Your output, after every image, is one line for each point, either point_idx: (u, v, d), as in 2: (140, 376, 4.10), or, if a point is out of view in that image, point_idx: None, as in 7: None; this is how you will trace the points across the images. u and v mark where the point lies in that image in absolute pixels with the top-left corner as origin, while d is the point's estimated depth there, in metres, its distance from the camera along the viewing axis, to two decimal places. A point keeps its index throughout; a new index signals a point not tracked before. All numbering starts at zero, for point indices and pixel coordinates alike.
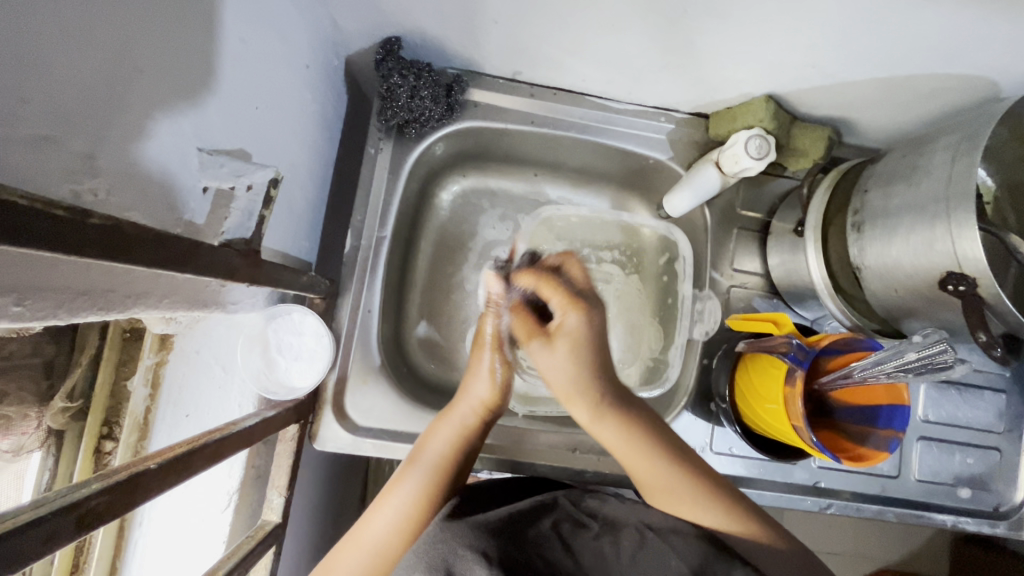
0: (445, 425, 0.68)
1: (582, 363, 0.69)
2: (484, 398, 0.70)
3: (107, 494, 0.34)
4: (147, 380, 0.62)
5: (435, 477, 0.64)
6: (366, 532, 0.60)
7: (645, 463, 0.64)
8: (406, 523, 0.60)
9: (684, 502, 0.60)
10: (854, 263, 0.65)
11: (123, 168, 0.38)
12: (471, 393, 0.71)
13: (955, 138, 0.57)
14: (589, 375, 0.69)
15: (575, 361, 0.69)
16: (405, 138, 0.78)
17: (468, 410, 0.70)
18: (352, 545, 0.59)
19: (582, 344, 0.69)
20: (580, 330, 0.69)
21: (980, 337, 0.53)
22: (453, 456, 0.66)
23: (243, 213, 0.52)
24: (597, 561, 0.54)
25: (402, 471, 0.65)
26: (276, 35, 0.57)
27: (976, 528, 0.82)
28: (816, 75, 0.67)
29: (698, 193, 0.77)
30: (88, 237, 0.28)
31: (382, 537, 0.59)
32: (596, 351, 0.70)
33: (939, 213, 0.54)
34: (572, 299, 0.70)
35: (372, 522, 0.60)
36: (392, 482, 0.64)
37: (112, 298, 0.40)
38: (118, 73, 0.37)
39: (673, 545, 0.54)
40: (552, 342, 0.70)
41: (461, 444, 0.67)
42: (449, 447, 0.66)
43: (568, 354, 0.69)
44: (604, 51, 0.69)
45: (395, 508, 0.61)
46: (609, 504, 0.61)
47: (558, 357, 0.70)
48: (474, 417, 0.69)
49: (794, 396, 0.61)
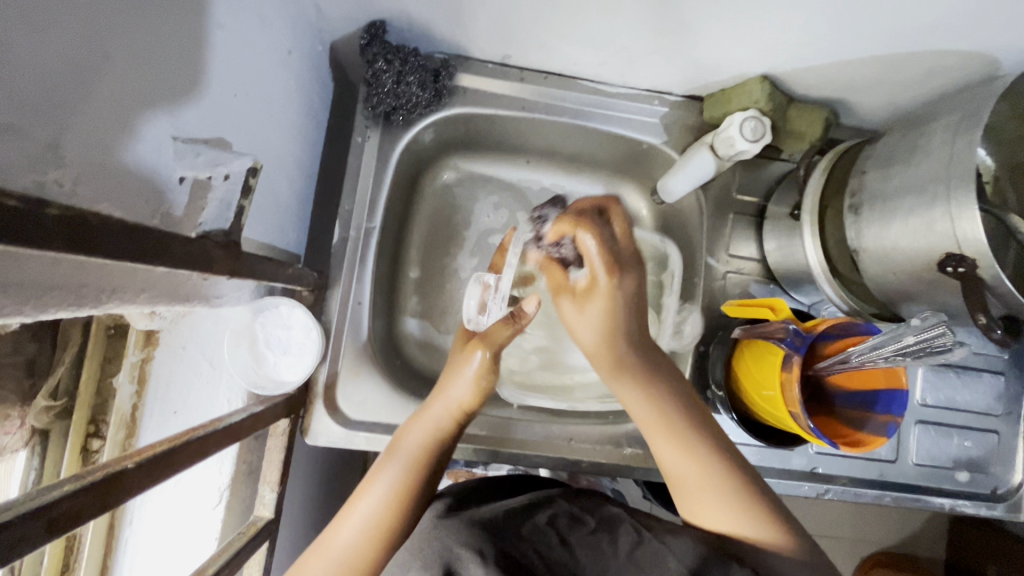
0: (419, 424, 0.65)
1: (616, 325, 0.67)
2: (462, 399, 0.67)
3: (80, 495, 0.33)
4: (132, 377, 0.61)
5: (406, 477, 0.60)
6: (334, 541, 0.56)
7: (665, 436, 0.62)
8: (378, 530, 0.56)
9: (702, 500, 0.58)
10: (852, 246, 0.64)
11: (90, 157, 0.37)
12: (449, 393, 0.67)
13: (954, 117, 0.55)
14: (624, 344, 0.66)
15: (609, 324, 0.67)
16: (393, 126, 0.76)
17: (443, 410, 0.66)
18: (321, 553, 0.55)
19: (617, 306, 0.67)
20: (613, 294, 0.67)
21: (980, 319, 0.51)
22: (428, 453, 0.63)
23: (220, 204, 0.50)
24: (592, 555, 0.54)
25: (376, 468, 0.62)
26: (255, 18, 0.55)
27: (974, 511, 0.82)
28: (813, 54, 0.65)
29: (692, 176, 0.75)
30: (47, 228, 0.26)
31: (352, 544, 0.55)
32: (630, 314, 0.68)
33: (939, 194, 0.53)
34: (609, 261, 0.68)
35: (339, 531, 0.57)
36: (364, 484, 0.61)
37: (84, 293, 0.39)
38: (82, 56, 0.35)
39: (670, 547, 0.53)
40: (584, 303, 0.68)
41: (433, 444, 0.64)
42: (424, 448, 0.63)
43: (604, 309, 0.67)
44: (596, 32, 0.67)
45: (363, 516, 0.57)
46: (606, 506, 0.60)
47: (591, 318, 0.68)
48: (449, 418, 0.66)
49: (791, 382, 0.60)
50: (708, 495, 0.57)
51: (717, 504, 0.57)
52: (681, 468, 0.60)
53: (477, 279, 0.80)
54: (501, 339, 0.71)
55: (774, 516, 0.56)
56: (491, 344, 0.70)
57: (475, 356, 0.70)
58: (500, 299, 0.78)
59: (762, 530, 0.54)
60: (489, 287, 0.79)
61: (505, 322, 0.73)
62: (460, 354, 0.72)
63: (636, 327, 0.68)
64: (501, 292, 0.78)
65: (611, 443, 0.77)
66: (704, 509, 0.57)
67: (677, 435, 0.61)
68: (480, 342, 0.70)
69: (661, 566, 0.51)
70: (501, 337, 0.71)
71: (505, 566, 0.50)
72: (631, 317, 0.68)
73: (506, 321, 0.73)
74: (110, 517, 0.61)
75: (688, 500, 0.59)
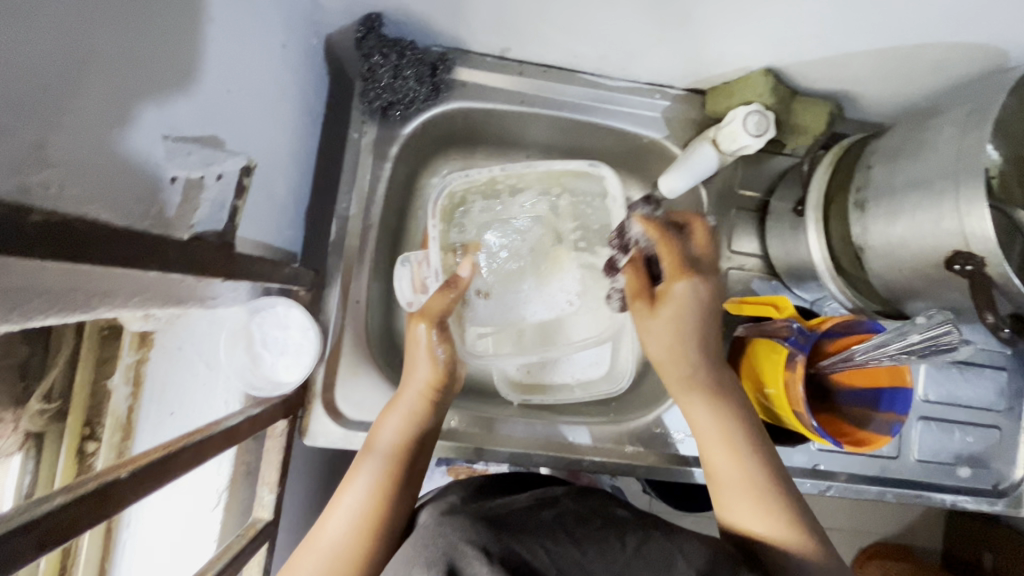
0: (395, 411, 0.64)
1: (686, 330, 0.63)
2: (428, 378, 0.66)
3: (73, 508, 0.32)
4: (127, 379, 0.61)
5: (388, 470, 0.60)
6: (321, 537, 0.56)
7: (718, 448, 0.61)
8: (365, 522, 0.56)
9: (740, 504, 0.58)
10: (857, 244, 0.64)
11: (77, 157, 0.35)
12: (415, 376, 0.66)
13: (963, 111, 0.54)
14: (689, 348, 0.63)
15: (680, 330, 0.63)
16: (390, 121, 0.74)
17: (414, 393, 0.65)
18: (310, 550, 0.55)
19: (687, 313, 0.63)
20: (687, 299, 0.63)
21: (988, 318, 0.51)
22: (406, 441, 0.62)
23: (213, 204, 0.50)
24: (600, 549, 0.53)
25: (354, 467, 0.61)
26: (247, 12, 0.54)
27: (975, 506, 0.81)
28: (817, 47, 0.64)
29: (694, 172, 0.73)
30: (33, 237, 0.25)
31: (339, 539, 0.55)
32: (700, 320, 0.63)
33: (947, 190, 0.52)
34: (681, 266, 0.64)
35: (326, 526, 0.56)
36: (346, 479, 0.60)
37: (75, 298, 0.38)
38: (70, 55, 0.33)
39: (680, 546, 0.53)
40: (655, 310, 0.64)
41: (411, 431, 0.63)
42: (402, 436, 0.63)
43: (674, 314, 0.63)
44: (597, 25, 0.65)
45: (348, 509, 0.57)
46: (610, 505, 0.61)
47: (663, 323, 0.64)
48: (421, 401, 0.65)
49: (795, 380, 0.59)
50: (748, 497, 0.58)
51: (756, 506, 0.57)
52: (724, 467, 0.60)
53: (407, 259, 0.77)
54: (433, 306, 0.69)
55: (806, 522, 0.57)
56: (430, 316, 0.68)
57: (420, 331, 0.68)
58: (436, 274, 0.76)
59: (795, 534, 0.55)
60: (421, 262, 0.77)
61: (441, 291, 0.70)
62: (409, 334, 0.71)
63: (707, 335, 0.64)
64: (435, 265, 0.76)
65: (613, 441, 0.76)
66: (736, 508, 0.58)
67: (724, 430, 0.61)
68: (419, 316, 0.68)
69: (671, 566, 0.50)
70: (442, 306, 0.69)
71: (509, 562, 0.50)
72: (703, 323, 0.64)
73: (444, 290, 0.70)
74: (105, 524, 0.61)
75: (726, 501, 0.59)
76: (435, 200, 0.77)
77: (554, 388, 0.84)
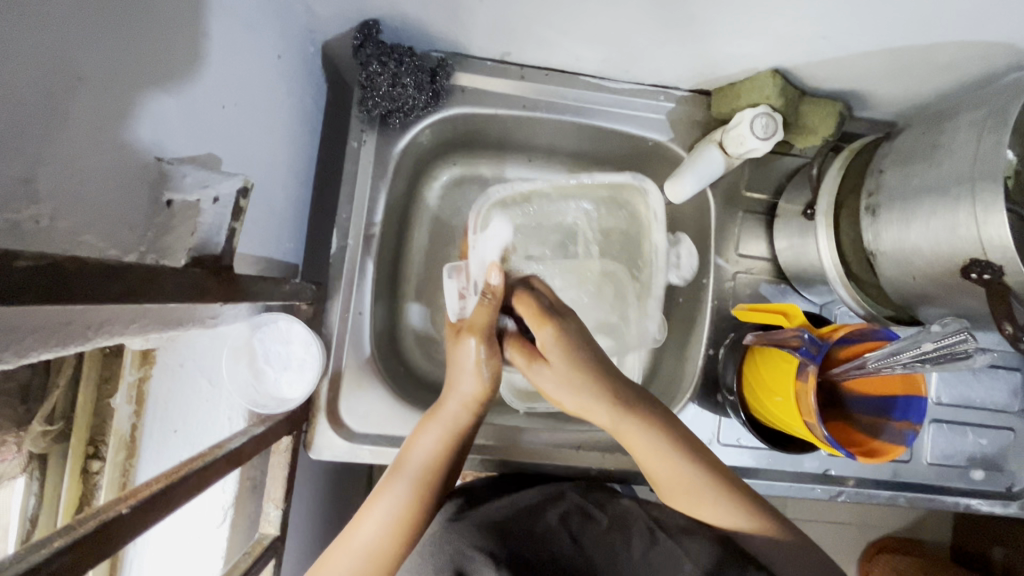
0: (437, 423, 0.60)
1: (579, 375, 0.59)
2: (474, 393, 0.60)
3: (72, 551, 0.31)
4: (131, 398, 0.61)
5: (420, 490, 0.56)
6: (354, 538, 0.53)
7: (651, 454, 0.57)
8: (399, 526, 0.54)
9: (696, 503, 0.57)
10: (868, 249, 0.62)
11: (68, 187, 0.34)
12: (459, 388, 0.61)
13: (980, 113, 0.52)
14: (593, 388, 0.59)
15: (573, 382, 0.59)
16: (390, 128, 0.73)
17: (459, 406, 0.61)
18: (342, 548, 0.52)
19: (572, 349, 0.59)
20: (562, 339, 0.59)
21: (1007, 329, 0.49)
22: (442, 457, 0.58)
23: (212, 226, 0.48)
24: (606, 555, 0.55)
25: (381, 482, 0.57)
26: (241, 24, 0.52)
27: (988, 509, 0.80)
28: (826, 47, 0.62)
29: (701, 175, 0.72)
30: (20, 282, 0.25)
31: (375, 541, 0.53)
32: (589, 351, 0.60)
33: (963, 195, 0.51)
34: (540, 313, 0.60)
35: (359, 527, 0.54)
36: (372, 494, 0.57)
37: (70, 330, 0.37)
38: (56, 81, 0.32)
39: (684, 547, 0.54)
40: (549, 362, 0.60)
41: (449, 447, 0.59)
42: (438, 451, 0.58)
43: (563, 363, 0.59)
44: (599, 27, 0.64)
45: (384, 513, 0.54)
46: (619, 500, 0.62)
47: (556, 374, 0.60)
48: (466, 414, 0.60)
49: (807, 390, 0.57)
50: (697, 497, 0.56)
51: (705, 502, 0.56)
52: (661, 470, 0.57)
53: (453, 271, 0.74)
54: (481, 318, 0.62)
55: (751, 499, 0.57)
56: (479, 331, 0.62)
57: (469, 345, 0.61)
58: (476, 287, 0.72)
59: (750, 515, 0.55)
60: (464, 274, 0.74)
61: (480, 304, 0.63)
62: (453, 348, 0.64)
63: (598, 360, 0.60)
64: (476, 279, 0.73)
65: (621, 450, 0.75)
66: (687, 505, 0.57)
67: (651, 442, 0.57)
68: (467, 332, 0.62)
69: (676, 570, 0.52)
70: (487, 319, 0.62)
71: (517, 567, 0.51)
72: (592, 358, 0.60)
73: (484, 303, 0.62)
74: (109, 562, 0.60)
75: (679, 501, 0.58)
76: (477, 210, 0.75)
77: None
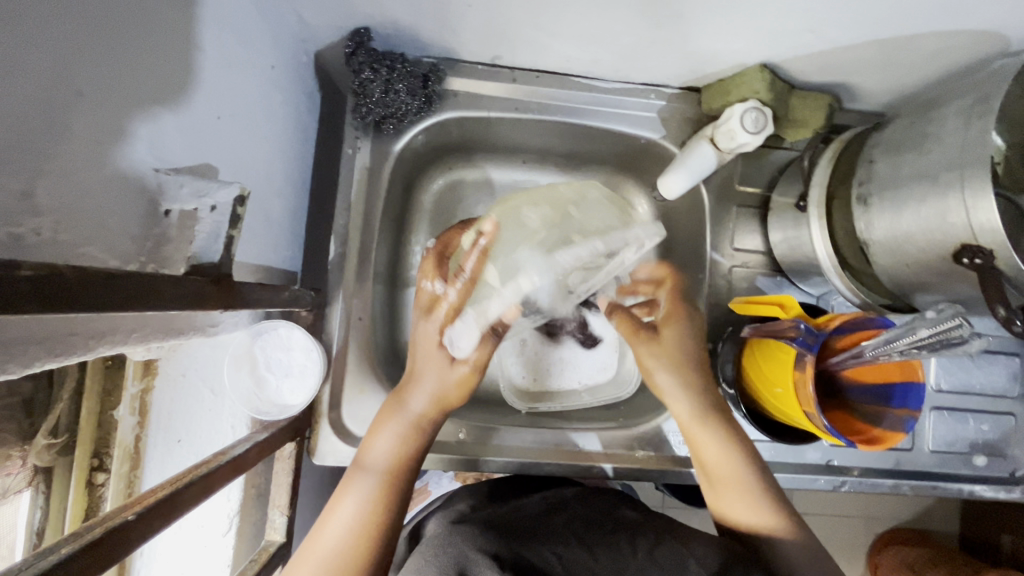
0: (395, 420, 0.62)
1: (689, 367, 0.67)
2: (450, 398, 0.63)
3: (79, 557, 0.31)
4: (133, 409, 0.61)
5: (383, 490, 0.58)
6: (320, 540, 0.55)
7: (711, 443, 0.63)
8: (361, 527, 0.55)
9: (739, 498, 0.60)
10: (861, 239, 0.63)
11: (69, 201, 0.35)
12: (420, 389, 0.62)
13: (966, 101, 0.53)
14: (691, 377, 0.66)
15: (680, 363, 0.67)
16: (384, 134, 0.74)
17: (422, 405, 0.62)
18: (309, 555, 0.54)
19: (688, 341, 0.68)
20: (681, 329, 0.68)
21: (1000, 312, 0.49)
22: (401, 458, 0.60)
23: (209, 235, 0.46)
24: (610, 556, 0.52)
25: (344, 483, 0.59)
26: (234, 37, 0.53)
27: (992, 495, 0.81)
28: (813, 40, 0.63)
29: (694, 171, 0.72)
30: (23, 291, 0.25)
31: (337, 543, 0.54)
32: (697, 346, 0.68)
33: (952, 182, 0.51)
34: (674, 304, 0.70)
35: (326, 527, 0.56)
36: (338, 492, 0.59)
37: (72, 340, 0.37)
38: (53, 97, 0.33)
39: (691, 551, 0.52)
40: (660, 341, 0.68)
41: (406, 448, 0.61)
42: (395, 453, 0.60)
43: (671, 374, 0.67)
44: (588, 29, 0.64)
45: (347, 514, 0.56)
46: (622, 509, 0.62)
47: (663, 354, 0.67)
48: (429, 416, 0.62)
49: (805, 381, 0.58)
50: (738, 490, 0.60)
51: (749, 503, 0.59)
52: (720, 463, 0.62)
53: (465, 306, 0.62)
54: (481, 357, 0.63)
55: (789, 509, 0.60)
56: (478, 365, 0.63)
57: (461, 368, 0.62)
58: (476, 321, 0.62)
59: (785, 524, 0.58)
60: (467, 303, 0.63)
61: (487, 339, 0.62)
62: (431, 363, 0.63)
63: (702, 364, 0.68)
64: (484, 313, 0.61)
65: (623, 446, 0.76)
66: (727, 500, 0.61)
67: (717, 434, 0.64)
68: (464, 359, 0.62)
69: (683, 568, 0.49)
70: (488, 358, 0.64)
71: (519, 566, 0.49)
72: (695, 357, 0.68)
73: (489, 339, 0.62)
74: (117, 569, 0.60)
75: (724, 494, 0.61)
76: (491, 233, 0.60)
77: (562, 394, 0.84)
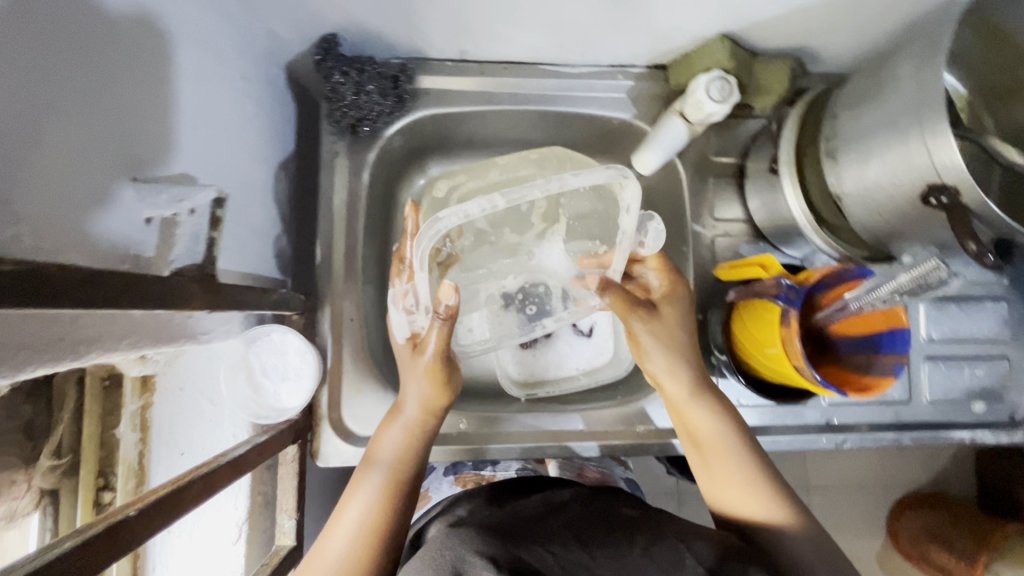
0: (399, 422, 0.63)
1: (680, 350, 0.67)
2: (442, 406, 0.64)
3: (80, 552, 0.32)
4: (134, 425, 0.62)
5: (392, 484, 0.59)
6: (330, 542, 0.54)
7: (705, 425, 0.64)
8: (371, 523, 0.55)
9: (733, 481, 0.60)
10: (834, 193, 0.64)
11: (46, 210, 0.36)
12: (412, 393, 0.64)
13: (917, 47, 0.54)
14: (684, 359, 0.67)
15: (670, 343, 0.68)
16: (360, 137, 0.75)
17: (417, 408, 0.64)
18: (319, 556, 0.53)
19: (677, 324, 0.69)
20: (673, 312, 0.70)
21: (971, 246, 0.51)
22: (408, 454, 0.61)
23: (190, 238, 0.51)
24: (606, 553, 0.51)
25: (354, 481, 0.60)
26: (202, 49, 0.54)
27: (994, 440, 0.81)
28: (767, 6, 0.64)
29: (666, 145, 0.74)
30: (2, 284, 0.26)
31: (348, 542, 0.54)
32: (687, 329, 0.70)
33: (912, 126, 0.52)
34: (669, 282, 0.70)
35: (335, 529, 0.55)
36: (349, 491, 0.59)
37: (62, 346, 0.38)
38: (24, 109, 0.34)
39: (689, 546, 0.52)
40: (652, 320, 0.68)
41: (413, 445, 0.62)
42: (402, 447, 0.62)
43: (664, 351, 0.67)
44: (546, 16, 0.66)
45: (355, 515, 0.56)
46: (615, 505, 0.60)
47: (655, 335, 0.68)
48: (428, 421, 0.64)
49: (790, 336, 0.58)
50: (731, 474, 0.61)
51: (736, 478, 0.60)
52: (712, 437, 0.63)
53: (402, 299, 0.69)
54: (439, 344, 0.63)
55: (785, 496, 0.60)
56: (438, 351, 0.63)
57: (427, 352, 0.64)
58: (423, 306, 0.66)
59: (780, 506, 0.58)
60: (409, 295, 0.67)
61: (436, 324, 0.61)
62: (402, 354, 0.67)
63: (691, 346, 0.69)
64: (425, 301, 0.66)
65: (623, 424, 0.76)
66: (722, 481, 0.61)
67: (712, 417, 0.64)
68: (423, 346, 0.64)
69: (681, 567, 0.49)
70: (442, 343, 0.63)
71: (517, 568, 0.47)
72: (686, 341, 0.69)
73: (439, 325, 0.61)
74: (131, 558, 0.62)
75: (717, 475, 0.62)
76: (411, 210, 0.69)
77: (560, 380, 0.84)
